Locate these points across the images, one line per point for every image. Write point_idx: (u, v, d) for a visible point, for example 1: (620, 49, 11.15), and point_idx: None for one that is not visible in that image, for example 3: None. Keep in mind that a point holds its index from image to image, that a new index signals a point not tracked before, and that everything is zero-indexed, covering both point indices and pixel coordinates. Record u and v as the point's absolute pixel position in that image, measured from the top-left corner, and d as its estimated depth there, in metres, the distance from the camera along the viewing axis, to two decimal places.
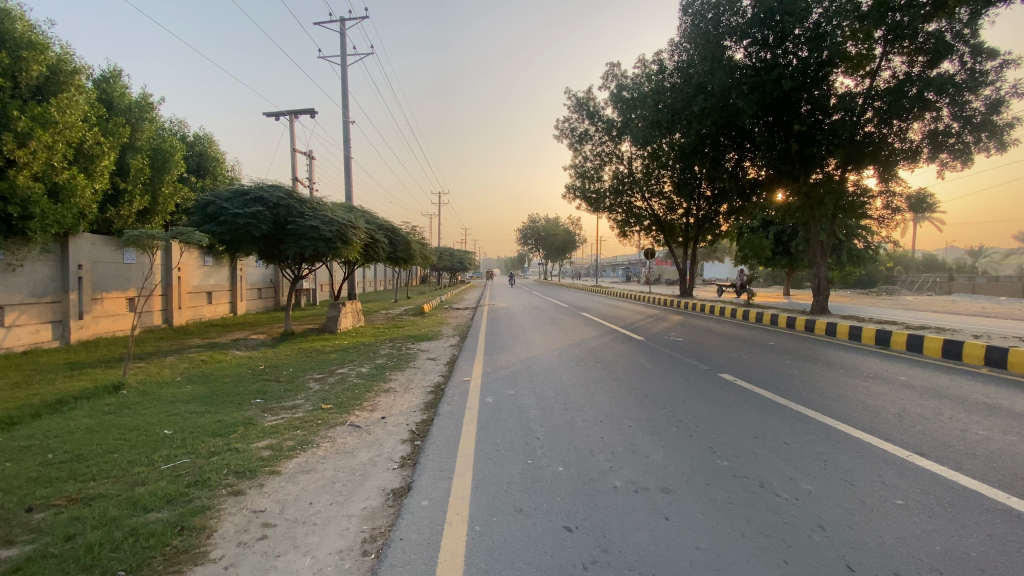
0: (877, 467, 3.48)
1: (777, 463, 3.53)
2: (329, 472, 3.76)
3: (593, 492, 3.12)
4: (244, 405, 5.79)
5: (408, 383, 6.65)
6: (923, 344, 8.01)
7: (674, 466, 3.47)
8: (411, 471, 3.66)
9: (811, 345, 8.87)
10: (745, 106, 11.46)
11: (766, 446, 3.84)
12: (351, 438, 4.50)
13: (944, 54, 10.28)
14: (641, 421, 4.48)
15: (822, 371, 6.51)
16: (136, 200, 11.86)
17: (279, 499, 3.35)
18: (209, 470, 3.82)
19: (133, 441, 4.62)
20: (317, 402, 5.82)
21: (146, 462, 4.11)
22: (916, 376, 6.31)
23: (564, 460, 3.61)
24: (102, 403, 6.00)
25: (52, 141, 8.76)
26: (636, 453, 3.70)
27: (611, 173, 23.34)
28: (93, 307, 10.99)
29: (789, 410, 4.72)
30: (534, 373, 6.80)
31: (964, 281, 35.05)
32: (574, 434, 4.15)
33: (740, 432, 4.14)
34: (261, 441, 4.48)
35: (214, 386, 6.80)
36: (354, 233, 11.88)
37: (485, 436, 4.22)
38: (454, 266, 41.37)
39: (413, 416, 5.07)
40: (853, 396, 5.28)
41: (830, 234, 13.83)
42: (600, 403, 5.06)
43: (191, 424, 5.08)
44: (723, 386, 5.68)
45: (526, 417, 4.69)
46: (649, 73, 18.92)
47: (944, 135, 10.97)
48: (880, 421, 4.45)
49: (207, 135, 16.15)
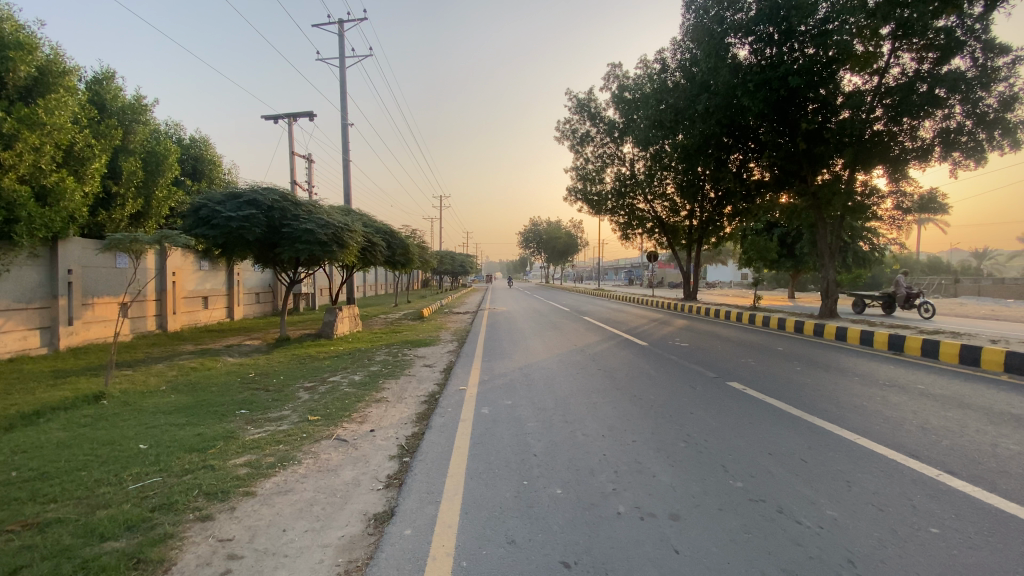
0: (907, 489, 3.16)
1: (796, 483, 3.22)
2: (308, 493, 3.46)
3: (594, 519, 2.82)
4: (227, 416, 5.50)
5: (401, 392, 6.36)
6: (939, 350, 7.67)
7: (684, 488, 3.16)
8: (396, 492, 3.37)
9: (821, 350, 8.56)
10: (750, 104, 11.13)
11: (782, 464, 3.54)
12: (336, 454, 4.20)
13: (953, 50, 10.02)
14: (647, 435, 4.18)
15: (836, 379, 6.19)
16: (129, 203, 11.61)
17: (250, 525, 3.05)
18: (178, 491, 3.53)
19: (104, 457, 4.34)
20: (304, 414, 5.51)
21: (113, 481, 3.83)
22: (936, 383, 5.99)
23: (563, 481, 3.31)
24: (79, 414, 5.73)
25: (40, 143, 8.50)
26: (642, 473, 3.40)
27: (613, 175, 23.06)
28: (84, 313, 10.72)
29: (804, 422, 4.42)
30: (533, 381, 6.49)
31: (970, 285, 34.63)
32: (574, 451, 3.85)
33: (754, 448, 3.84)
34: (239, 457, 4.19)
35: (199, 396, 6.51)
36: (350, 236, 11.59)
37: (478, 453, 3.93)
38: (455, 270, 41.15)
39: (404, 429, 4.79)
40: (872, 407, 4.96)
41: (839, 236, 13.47)
42: (602, 416, 4.76)
43: (169, 438, 4.80)
44: (733, 396, 5.37)
45: (522, 431, 4.39)
46: (651, 72, 18.64)
47: (956, 133, 10.67)
48: (904, 435, 4.13)
49: (204, 138, 15.96)
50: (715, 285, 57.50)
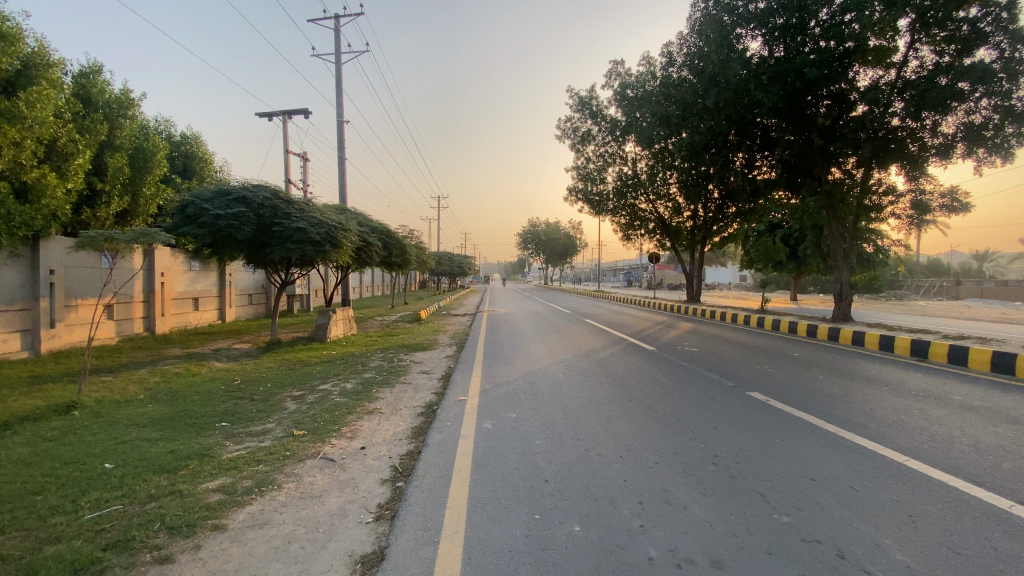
0: (981, 525, 2.73)
1: (851, 519, 2.79)
2: (286, 528, 3.00)
3: (622, 566, 2.38)
4: (206, 430, 5.02)
5: (396, 403, 5.90)
6: (969, 356, 7.25)
7: (723, 524, 2.74)
8: (388, 527, 2.92)
9: (838, 355, 8.16)
10: (764, 98, 10.70)
11: (831, 493, 3.09)
12: (321, 477, 3.74)
13: (977, 42, 9.69)
14: (670, 456, 3.74)
15: (865, 390, 5.75)
16: (114, 201, 11.11)
17: (216, 570, 2.58)
18: (137, 525, 3.06)
19: (63, 479, 3.85)
20: (289, 428, 5.04)
21: (67, 509, 3.33)
22: (974, 394, 5.55)
23: (581, 516, 2.86)
24: (46, 426, 5.21)
25: (20, 138, 7.93)
26: (671, 505, 2.96)
27: (615, 174, 22.63)
28: (66, 315, 10.20)
29: (844, 441, 3.97)
30: (538, 391, 6.03)
31: (972, 285, 34.27)
32: (590, 475, 3.42)
33: (793, 472, 3.40)
34: (212, 481, 3.72)
35: (180, 406, 6.03)
36: (344, 236, 11.14)
37: (482, 478, 3.48)
38: (453, 271, 40.59)
39: (398, 446, 4.35)
40: (912, 422, 4.53)
41: (852, 236, 13.05)
42: (617, 432, 4.32)
43: (138, 455, 4.31)
44: (757, 409, 4.94)
45: (529, 451, 3.94)
46: (655, 69, 18.28)
47: (981, 128, 10.28)
48: (958, 457, 3.69)
49: (195, 135, 15.46)
50: (715, 287, 57.29)
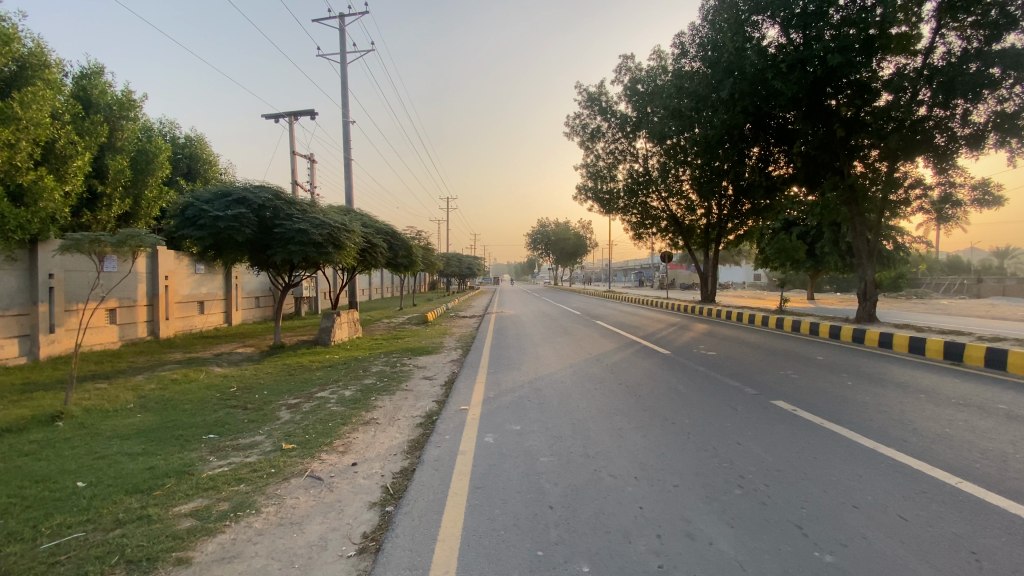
0: None
1: (908, 559, 2.38)
2: (258, 562, 2.66)
3: None
4: (191, 443, 4.74)
5: (394, 412, 5.57)
6: (1007, 359, 6.74)
7: (755, 565, 2.35)
8: (370, 563, 2.56)
9: (866, 359, 7.66)
10: (782, 88, 10.29)
11: (877, 525, 2.69)
12: (304, 500, 3.40)
13: (1008, 26, 9.12)
14: (690, 477, 3.36)
15: (900, 398, 5.27)
16: (115, 203, 10.91)
17: None
18: (92, 558, 2.73)
19: (30, 500, 3.54)
20: (278, 440, 4.72)
21: (24, 537, 3.02)
22: (1019, 402, 5.09)
23: (590, 554, 2.49)
24: (25, 439, 4.94)
25: (15, 140, 7.72)
26: (695, 540, 2.57)
27: (625, 172, 22.19)
28: (66, 319, 10.00)
29: (884, 460, 3.56)
30: (545, 400, 5.64)
31: (994, 285, 33.13)
32: (601, 501, 3.05)
33: (832, 498, 3.00)
34: (186, 504, 3.41)
35: (169, 416, 5.75)
36: (348, 237, 10.81)
37: (480, 504, 3.12)
38: (463, 271, 40.37)
39: (392, 462, 4.01)
40: (957, 436, 4.08)
41: (876, 232, 12.46)
42: (630, 448, 3.95)
43: (115, 472, 4.01)
44: (783, 420, 4.54)
45: (533, 472, 3.57)
46: (666, 63, 17.80)
47: (1012, 119, 9.80)
48: (1018, 478, 3.25)
49: (200, 136, 15.31)
50: (727, 287, 56.48)
